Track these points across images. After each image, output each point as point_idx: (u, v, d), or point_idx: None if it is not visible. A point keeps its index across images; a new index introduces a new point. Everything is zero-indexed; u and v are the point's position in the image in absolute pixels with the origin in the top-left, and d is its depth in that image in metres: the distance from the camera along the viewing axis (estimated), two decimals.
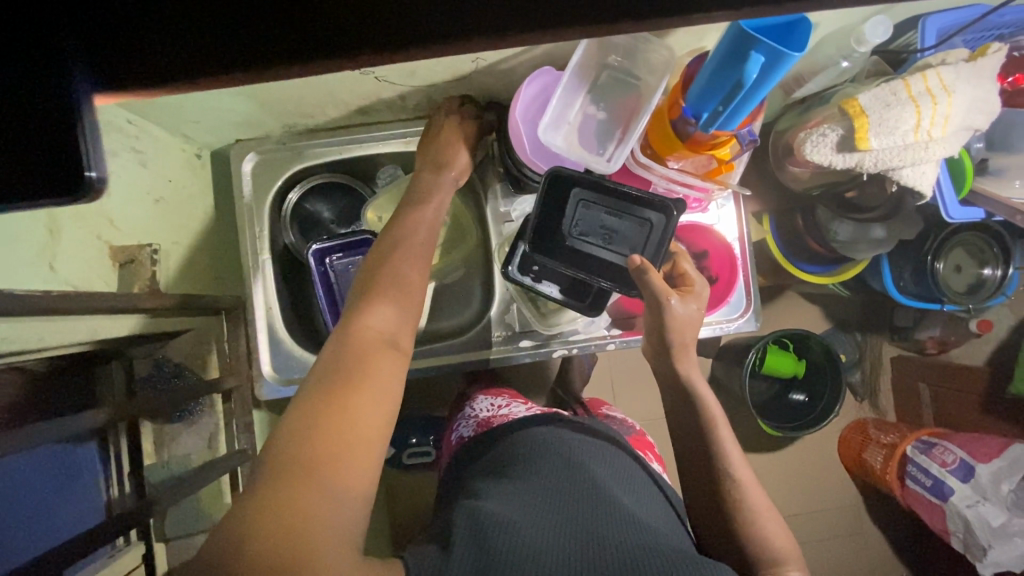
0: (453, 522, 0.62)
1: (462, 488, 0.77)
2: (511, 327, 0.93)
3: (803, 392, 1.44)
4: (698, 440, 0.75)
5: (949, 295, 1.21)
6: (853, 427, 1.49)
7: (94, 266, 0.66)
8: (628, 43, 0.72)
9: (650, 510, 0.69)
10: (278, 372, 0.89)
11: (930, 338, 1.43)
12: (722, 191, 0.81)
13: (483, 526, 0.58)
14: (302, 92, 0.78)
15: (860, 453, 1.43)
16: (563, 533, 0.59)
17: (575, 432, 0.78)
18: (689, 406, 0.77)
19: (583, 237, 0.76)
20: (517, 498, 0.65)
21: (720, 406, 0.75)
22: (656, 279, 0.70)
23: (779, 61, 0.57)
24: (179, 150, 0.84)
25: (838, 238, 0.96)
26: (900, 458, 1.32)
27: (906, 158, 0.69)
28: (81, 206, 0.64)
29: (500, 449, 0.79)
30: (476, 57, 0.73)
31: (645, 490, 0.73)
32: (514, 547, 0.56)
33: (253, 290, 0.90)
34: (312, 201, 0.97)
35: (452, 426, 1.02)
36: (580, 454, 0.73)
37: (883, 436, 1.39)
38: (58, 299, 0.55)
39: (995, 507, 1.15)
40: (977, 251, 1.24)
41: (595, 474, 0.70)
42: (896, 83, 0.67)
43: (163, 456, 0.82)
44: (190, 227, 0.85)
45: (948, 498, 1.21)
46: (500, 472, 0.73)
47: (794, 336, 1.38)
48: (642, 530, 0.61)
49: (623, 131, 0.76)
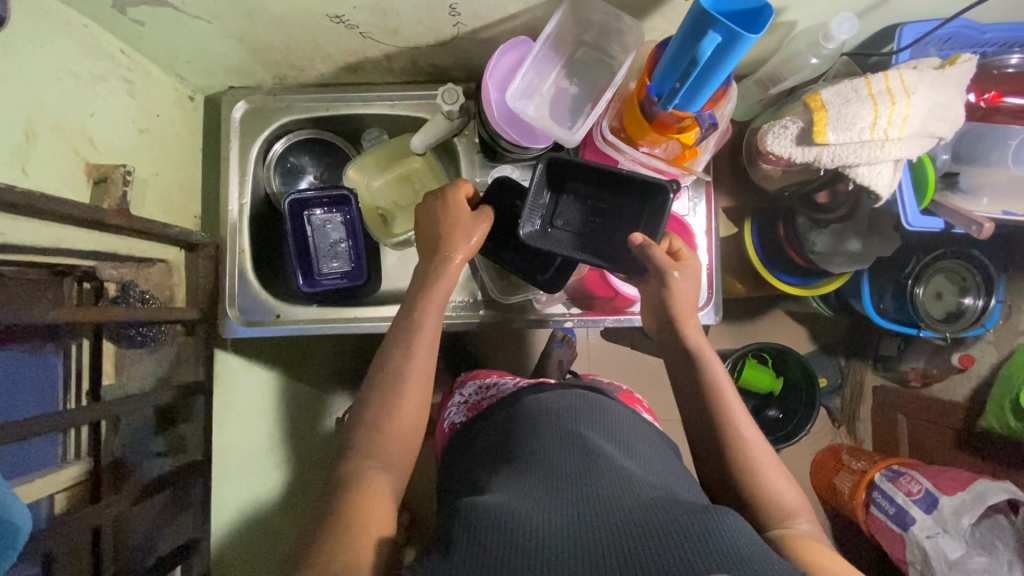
0: (450, 524, 0.57)
1: (464, 476, 0.75)
2: (473, 295, 0.96)
3: (778, 409, 1.43)
4: (700, 400, 0.75)
5: (927, 320, 1.20)
6: (827, 453, 1.48)
7: (69, 177, 0.69)
8: (603, 21, 0.74)
9: (654, 468, 0.68)
10: (243, 314, 0.93)
11: (913, 369, 1.42)
12: (688, 177, 0.83)
13: (481, 516, 0.55)
14: (290, 43, 0.82)
15: (832, 479, 1.41)
16: (563, 506, 0.57)
17: (567, 395, 0.78)
18: (687, 365, 0.77)
19: (567, 225, 0.79)
20: (517, 487, 0.61)
21: (721, 367, 0.75)
22: (659, 251, 0.74)
23: (734, 42, 0.59)
24: (171, 89, 0.88)
25: (816, 249, 0.99)
26: (868, 484, 1.31)
27: (862, 156, 0.69)
28: (61, 120, 0.67)
29: (496, 421, 0.79)
30: (456, 21, 0.76)
31: (647, 451, 0.72)
32: (516, 526, 0.53)
33: (229, 231, 0.93)
34: (296, 153, 1.01)
35: (442, 415, 1.01)
36: (574, 420, 0.72)
37: (855, 462, 1.38)
38: (22, 196, 0.57)
39: (954, 540, 1.13)
40: (959, 279, 1.23)
41: (590, 440, 0.68)
42: (858, 81, 0.68)
43: (123, 378, 0.85)
44: (172, 162, 0.88)
45: (909, 528, 1.19)
46: (496, 455, 0.72)
47: (774, 350, 1.38)
48: (639, 486, 0.60)
49: (593, 107, 0.78)
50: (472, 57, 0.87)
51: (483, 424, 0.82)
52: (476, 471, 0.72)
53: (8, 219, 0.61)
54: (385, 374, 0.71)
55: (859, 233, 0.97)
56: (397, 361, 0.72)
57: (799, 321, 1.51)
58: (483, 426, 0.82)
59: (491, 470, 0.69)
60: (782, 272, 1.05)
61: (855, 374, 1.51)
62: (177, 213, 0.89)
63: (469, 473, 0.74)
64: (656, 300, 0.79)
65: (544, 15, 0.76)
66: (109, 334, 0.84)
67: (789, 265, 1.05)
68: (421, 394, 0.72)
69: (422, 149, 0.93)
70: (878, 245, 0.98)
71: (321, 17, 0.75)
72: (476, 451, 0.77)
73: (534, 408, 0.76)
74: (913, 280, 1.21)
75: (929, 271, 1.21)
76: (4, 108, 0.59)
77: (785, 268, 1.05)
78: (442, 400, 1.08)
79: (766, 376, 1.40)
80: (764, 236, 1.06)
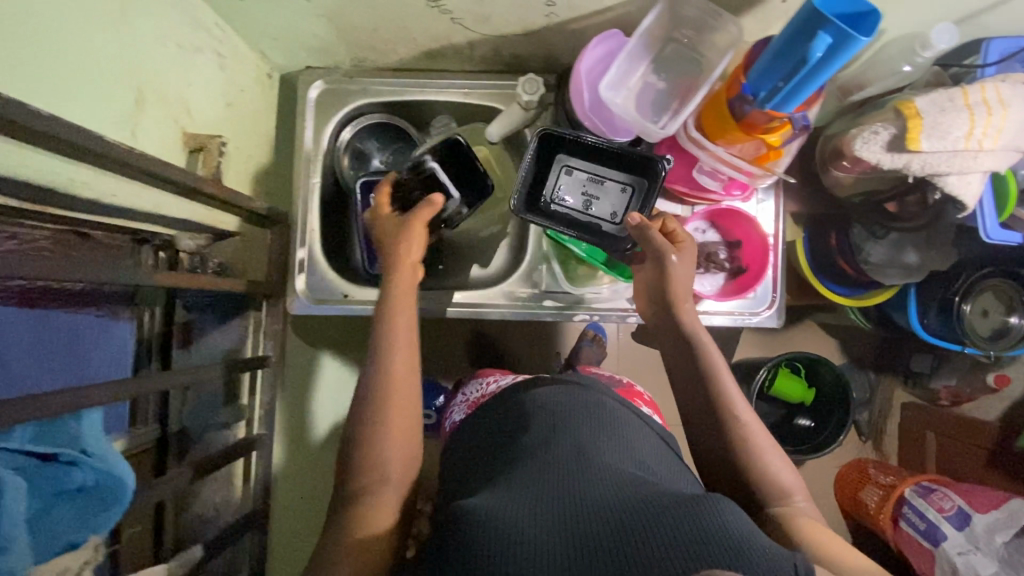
0: (445, 531, 0.54)
1: (466, 467, 0.72)
2: (537, 287, 0.96)
3: (809, 417, 1.42)
4: (700, 392, 0.73)
5: (973, 338, 1.16)
6: (852, 466, 1.46)
7: (170, 146, 0.71)
8: (698, 18, 0.74)
9: (651, 467, 0.64)
10: (311, 291, 0.93)
11: (944, 388, 1.40)
12: (766, 178, 0.82)
13: (472, 524, 0.51)
14: (379, 25, 0.82)
15: (858, 492, 1.40)
16: (555, 502, 0.53)
17: (564, 391, 0.75)
18: (687, 353, 0.75)
19: (566, 201, 0.83)
20: (502, 486, 0.58)
21: (722, 356, 0.72)
22: (659, 234, 0.74)
23: (846, 43, 0.59)
24: (254, 65, 0.89)
25: (869, 260, 0.98)
26: (897, 498, 1.28)
27: (954, 165, 0.70)
28: (165, 88, 0.69)
29: (502, 413, 0.77)
30: (550, 11, 0.77)
31: (641, 442, 0.69)
32: (504, 533, 0.50)
33: (301, 209, 0.93)
34: (362, 139, 0.99)
35: (447, 415, 1.01)
36: (564, 414, 0.69)
37: (882, 477, 1.36)
38: (138, 157, 0.57)
39: (986, 558, 1.10)
40: (1007, 296, 1.20)
41: (579, 437, 0.65)
42: (954, 90, 0.69)
43: (193, 348, 0.86)
44: (250, 137, 0.89)
45: (939, 544, 1.16)
46: (496, 453, 0.69)
47: (805, 360, 1.36)
48: (635, 483, 0.57)
49: (680, 104, 0.79)
50: (554, 49, 0.88)
51: (489, 413, 0.80)
52: (475, 469, 0.70)
53: (115, 182, 0.64)
54: (385, 361, 0.69)
55: (918, 246, 0.96)
56: (387, 338, 0.71)
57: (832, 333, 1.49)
58: (486, 419, 0.79)
59: (486, 470, 0.66)
60: (830, 280, 1.07)
61: (884, 391, 1.50)
62: (251, 186, 0.90)
63: (471, 469, 0.71)
64: (656, 285, 0.78)
65: (638, 8, 0.77)
66: (181, 302, 0.86)
67: (836, 273, 1.06)
68: (406, 370, 0.69)
69: (495, 138, 0.93)
70: (935, 259, 0.96)
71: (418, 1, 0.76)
72: (481, 442, 0.75)
73: (534, 403, 0.73)
74: (962, 297, 1.17)
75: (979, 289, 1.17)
76: (120, 73, 0.61)
77: (835, 278, 1.06)
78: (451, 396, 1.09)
79: (797, 385, 1.38)
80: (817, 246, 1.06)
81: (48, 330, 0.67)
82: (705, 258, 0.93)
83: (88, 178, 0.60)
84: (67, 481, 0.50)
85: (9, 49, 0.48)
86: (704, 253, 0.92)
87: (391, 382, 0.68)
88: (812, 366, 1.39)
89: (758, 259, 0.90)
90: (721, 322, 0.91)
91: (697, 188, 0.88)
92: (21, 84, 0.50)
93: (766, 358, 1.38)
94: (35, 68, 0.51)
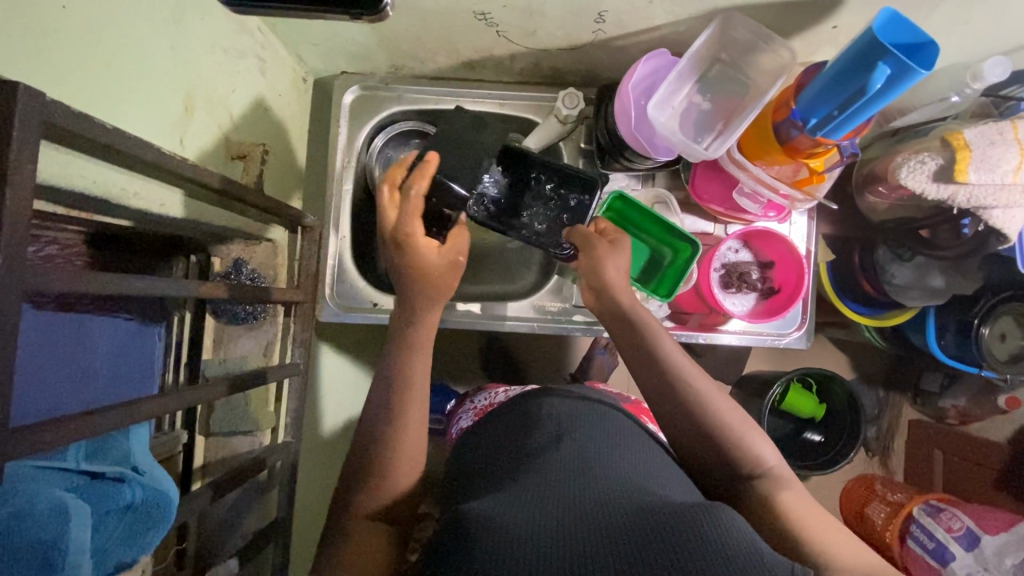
0: (446, 537, 0.53)
1: (461, 480, 0.69)
2: (566, 301, 0.95)
3: (819, 432, 1.30)
4: (658, 375, 0.71)
5: (988, 360, 1.04)
6: (859, 481, 1.38)
7: (213, 152, 0.71)
8: (748, 40, 0.74)
9: (656, 472, 0.62)
10: (339, 298, 0.92)
11: (953, 407, 1.31)
12: (807, 202, 0.82)
13: (470, 534, 0.50)
14: (423, 34, 0.82)
15: (863, 506, 1.32)
16: (558, 503, 0.53)
17: (571, 401, 0.74)
18: (640, 336, 0.72)
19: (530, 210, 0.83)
20: (508, 490, 0.57)
21: (679, 351, 0.71)
22: (583, 229, 0.77)
23: (904, 76, 0.59)
24: (291, 69, 0.88)
25: (892, 282, 0.94)
26: (905, 517, 1.21)
27: (1001, 198, 0.72)
28: (211, 94, 0.69)
29: (509, 420, 0.75)
30: (598, 28, 0.77)
31: (640, 445, 0.67)
32: (500, 546, 0.47)
33: (331, 215, 0.91)
34: (393, 147, 0.98)
35: (452, 421, 0.98)
36: (570, 425, 0.68)
37: (889, 493, 1.29)
38: (192, 168, 0.56)
39: None
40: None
41: (583, 445, 0.63)
42: (1004, 123, 0.69)
43: (220, 354, 0.86)
44: (283, 141, 0.88)
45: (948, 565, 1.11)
46: (499, 459, 0.67)
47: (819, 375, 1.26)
48: (635, 491, 0.55)
49: (724, 125, 0.79)
50: (595, 63, 0.88)
51: (496, 422, 0.77)
52: (477, 472, 0.67)
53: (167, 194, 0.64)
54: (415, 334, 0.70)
55: (943, 268, 0.90)
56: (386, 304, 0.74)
57: (844, 349, 1.40)
58: (496, 423, 0.76)
59: (492, 475, 0.64)
60: (851, 300, 1.04)
61: (893, 407, 1.41)
62: (285, 191, 0.89)
63: (473, 475, 0.68)
64: (586, 274, 0.76)
65: (687, 28, 0.77)
66: (211, 309, 0.86)
67: (857, 293, 1.02)
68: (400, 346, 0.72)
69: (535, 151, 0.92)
70: (960, 283, 0.91)
71: (466, 13, 0.75)
72: (484, 451, 0.72)
73: (545, 413, 0.72)
74: (980, 320, 1.05)
75: (997, 310, 1.05)
76: (171, 82, 0.61)
77: (854, 297, 1.03)
78: (456, 407, 1.04)
79: (810, 402, 1.27)
80: (839, 269, 1.04)
81: (58, 336, 0.63)
82: (738, 277, 0.91)
83: (140, 190, 0.59)
84: (118, 499, 0.50)
85: (70, 59, 0.47)
86: (737, 271, 0.90)
87: (408, 379, 0.68)
88: (826, 382, 1.28)
89: (792, 281, 0.88)
90: (735, 341, 0.93)
91: (734, 208, 0.87)
92: (79, 90, 0.49)
93: (780, 372, 1.27)
94: (94, 80, 0.50)
